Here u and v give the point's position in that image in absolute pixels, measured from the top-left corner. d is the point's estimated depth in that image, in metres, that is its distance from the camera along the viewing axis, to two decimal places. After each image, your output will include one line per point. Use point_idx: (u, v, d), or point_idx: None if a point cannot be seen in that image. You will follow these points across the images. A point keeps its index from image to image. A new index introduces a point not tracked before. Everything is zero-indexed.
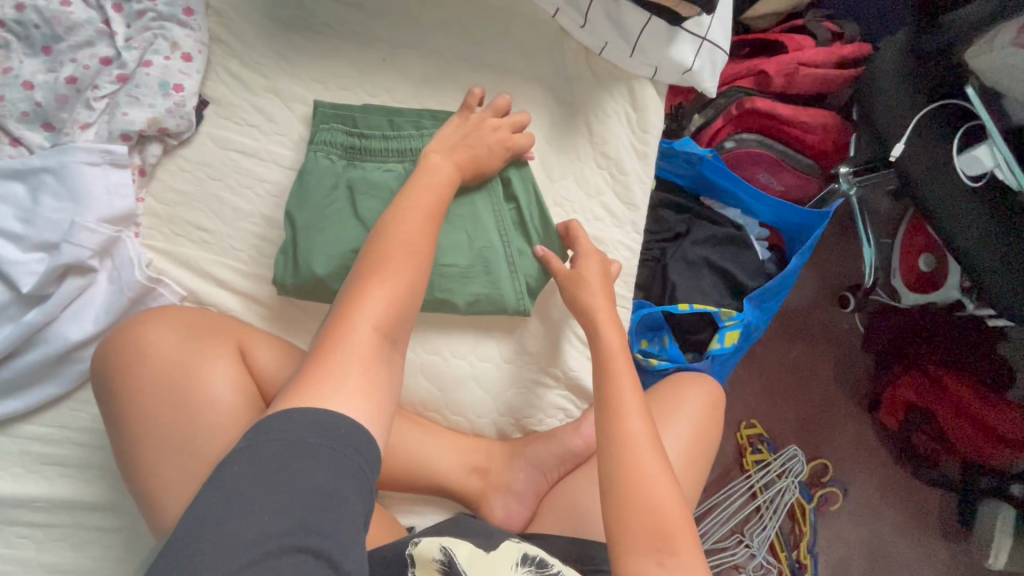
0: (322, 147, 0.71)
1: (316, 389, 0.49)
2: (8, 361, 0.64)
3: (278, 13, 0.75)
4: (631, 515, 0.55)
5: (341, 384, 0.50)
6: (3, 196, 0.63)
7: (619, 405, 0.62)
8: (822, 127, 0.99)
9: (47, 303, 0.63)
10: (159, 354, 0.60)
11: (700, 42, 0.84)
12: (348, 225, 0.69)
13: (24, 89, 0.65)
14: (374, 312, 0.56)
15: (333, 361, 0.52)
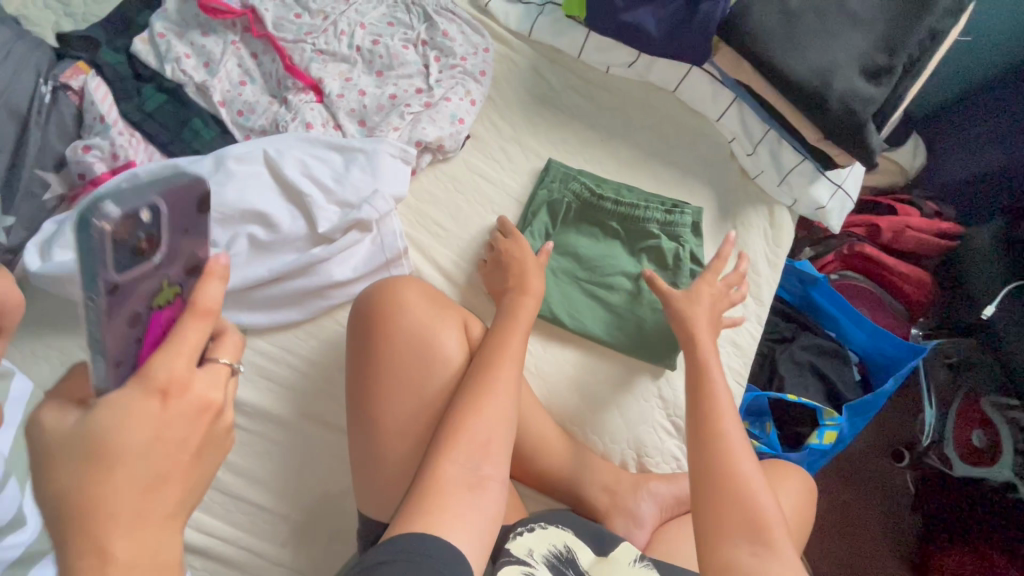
0: (570, 192, 0.93)
1: (458, 445, 0.63)
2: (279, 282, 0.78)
3: (534, 90, 0.99)
4: (725, 510, 0.65)
5: (464, 473, 0.61)
6: (326, 160, 0.82)
7: (718, 444, 0.70)
8: (918, 282, 1.17)
9: (331, 245, 0.79)
10: (415, 312, 0.74)
11: (836, 188, 1.05)
12: (565, 255, 0.93)
13: (358, 94, 0.88)
14: (511, 358, 0.71)
15: (486, 397, 0.66)
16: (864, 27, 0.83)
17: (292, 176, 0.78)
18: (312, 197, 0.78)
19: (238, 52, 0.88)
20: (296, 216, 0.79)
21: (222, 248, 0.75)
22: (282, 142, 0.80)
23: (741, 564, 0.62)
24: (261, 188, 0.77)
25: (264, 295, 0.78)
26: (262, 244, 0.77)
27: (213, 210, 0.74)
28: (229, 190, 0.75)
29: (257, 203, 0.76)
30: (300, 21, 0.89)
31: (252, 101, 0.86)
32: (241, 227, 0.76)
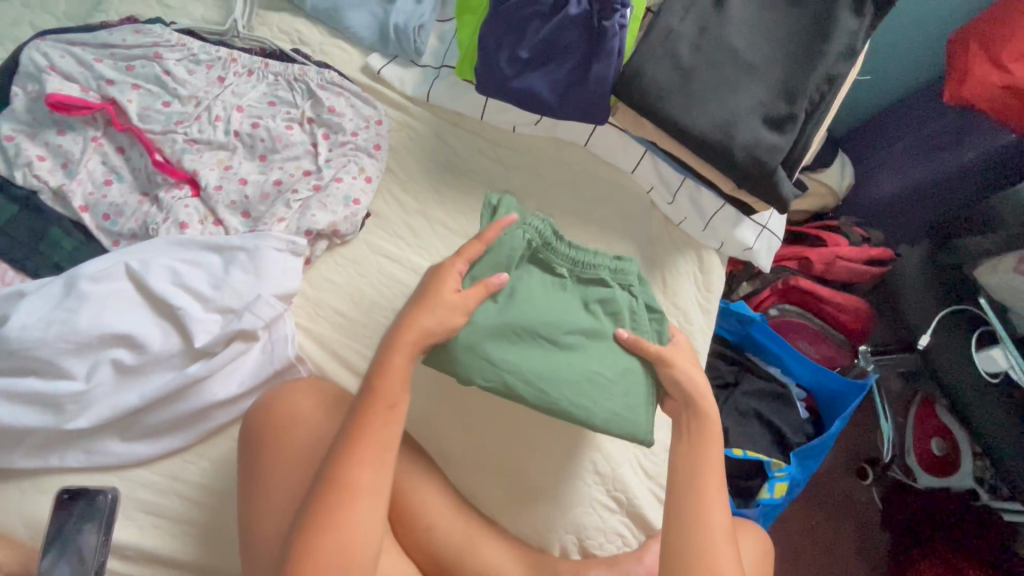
0: (520, 228, 0.73)
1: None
2: (155, 408, 0.71)
3: (437, 157, 0.93)
4: None
5: None
6: (202, 263, 0.74)
7: (701, 545, 0.63)
8: (854, 311, 1.15)
9: (210, 360, 0.71)
10: (297, 410, 0.67)
11: (761, 228, 1.02)
12: (522, 312, 0.70)
13: (239, 183, 0.81)
14: (374, 440, 0.61)
15: (350, 497, 0.58)
16: (761, 74, 0.79)
17: (159, 289, 0.70)
18: (183, 309, 0.71)
19: (101, 149, 0.80)
20: (167, 331, 0.71)
21: (82, 381, 0.67)
22: (149, 251, 0.73)
23: None
24: (121, 305, 0.69)
25: (142, 424, 0.71)
26: (128, 368, 0.68)
27: (64, 340, 0.66)
28: (83, 316, 0.67)
29: (119, 326, 0.68)
30: (169, 109, 0.82)
31: (119, 202, 0.78)
32: (102, 354, 0.68)
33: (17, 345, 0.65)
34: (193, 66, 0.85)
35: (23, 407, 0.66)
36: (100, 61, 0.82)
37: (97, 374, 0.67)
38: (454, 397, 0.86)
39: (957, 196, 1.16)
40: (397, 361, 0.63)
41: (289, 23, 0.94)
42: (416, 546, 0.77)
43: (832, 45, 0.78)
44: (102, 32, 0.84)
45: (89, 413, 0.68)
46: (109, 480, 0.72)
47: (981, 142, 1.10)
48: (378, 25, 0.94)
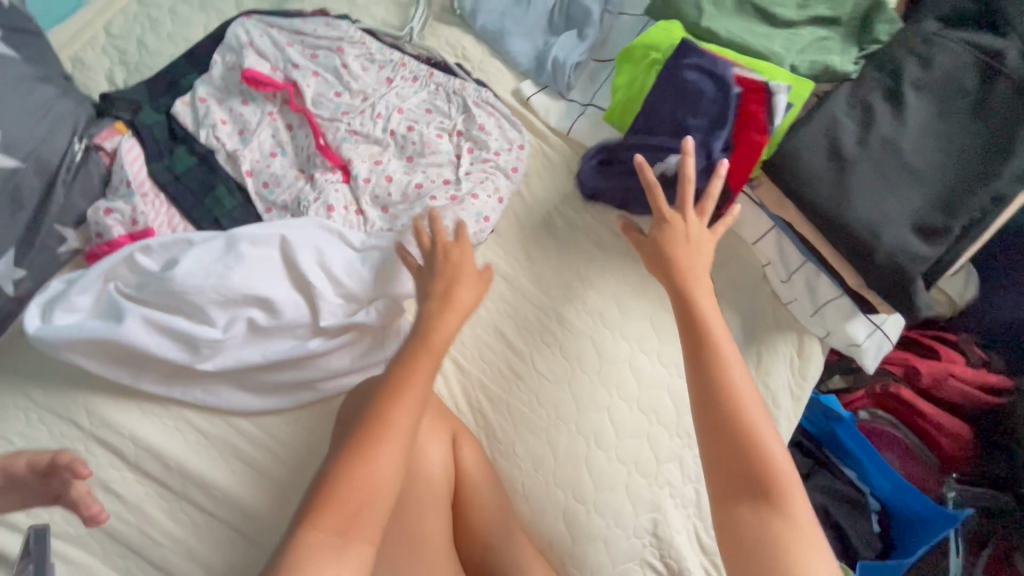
0: None
1: (336, 502, 0.57)
2: (272, 368, 0.77)
3: (567, 190, 0.95)
4: (747, 482, 0.62)
5: (337, 536, 0.56)
6: (341, 249, 0.80)
7: (725, 401, 0.66)
8: (955, 435, 1.07)
9: (330, 341, 0.77)
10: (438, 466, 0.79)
11: (874, 327, 0.98)
12: None
13: (385, 180, 0.87)
14: (409, 405, 0.62)
15: (374, 457, 0.59)
16: (923, 182, 0.77)
17: (304, 267, 0.76)
18: (319, 289, 0.76)
19: (273, 123, 0.88)
20: (299, 303, 0.76)
21: (219, 330, 0.74)
22: (303, 229, 0.79)
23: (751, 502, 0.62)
24: (268, 271, 0.75)
25: (258, 378, 0.77)
26: (260, 328, 0.75)
27: (216, 292, 0.72)
28: (235, 276, 0.73)
29: (263, 289, 0.74)
30: (339, 100, 0.89)
31: (279, 174, 0.86)
32: (242, 311, 0.74)
33: (178, 288, 0.71)
34: (367, 65, 0.92)
35: (168, 340, 0.73)
36: (290, 46, 0.90)
37: (237, 330, 0.73)
38: (532, 415, 0.86)
39: None
40: (447, 327, 0.70)
41: (457, 37, 1.00)
42: (466, 543, 0.83)
43: (1008, 167, 0.74)
44: (296, 19, 0.92)
45: (218, 358, 0.74)
46: (212, 420, 0.78)
47: None
48: (538, 55, 0.98)
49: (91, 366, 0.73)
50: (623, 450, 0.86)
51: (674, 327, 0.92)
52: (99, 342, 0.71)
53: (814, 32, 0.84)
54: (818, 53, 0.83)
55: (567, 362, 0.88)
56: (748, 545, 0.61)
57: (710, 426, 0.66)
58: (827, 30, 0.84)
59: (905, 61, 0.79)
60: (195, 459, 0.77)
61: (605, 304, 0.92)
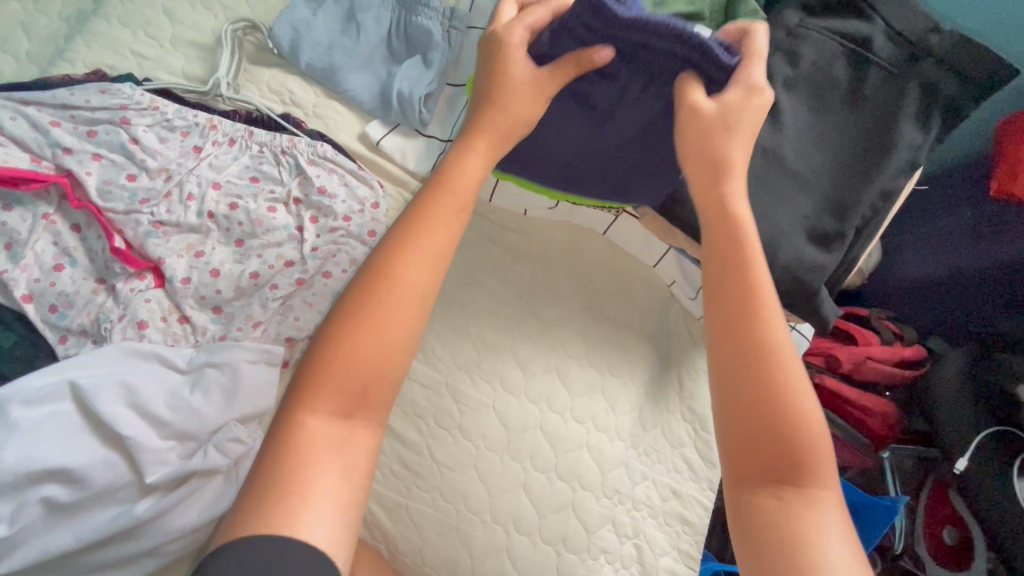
0: None
1: (330, 378, 0.47)
2: (93, 547, 0.61)
3: None
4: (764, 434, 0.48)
5: (337, 415, 0.47)
6: (162, 378, 0.65)
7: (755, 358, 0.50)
8: (882, 415, 1.06)
9: (163, 498, 0.62)
10: None
11: (789, 329, 0.92)
12: None
13: (210, 275, 0.71)
14: (421, 259, 0.51)
15: (384, 304, 0.49)
16: (809, 187, 0.70)
17: (109, 415, 0.60)
18: (134, 439, 0.61)
19: (52, 227, 0.70)
20: (113, 462, 0.61)
21: (4, 525, 0.57)
22: (104, 365, 0.63)
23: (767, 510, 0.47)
24: (58, 433, 0.59)
25: (78, 563, 0.61)
26: (62, 507, 0.59)
27: None
28: (9, 452, 0.56)
29: (53, 459, 0.58)
30: (133, 184, 0.72)
31: (69, 292, 0.68)
32: (30, 493, 0.57)
33: None
34: (167, 135, 0.75)
35: None
36: (56, 125, 0.71)
37: (25, 521, 0.57)
38: (436, 512, 0.75)
39: (988, 291, 0.99)
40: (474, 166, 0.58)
41: (280, 81, 0.84)
42: None
43: (890, 159, 0.69)
44: (60, 89, 0.73)
45: (11, 558, 0.58)
46: None
47: (1012, 242, 0.93)
48: (379, 89, 0.84)
49: None
50: (549, 529, 0.77)
51: (583, 374, 0.83)
52: None
53: None
54: None
55: (470, 445, 0.78)
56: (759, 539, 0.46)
57: (728, 379, 0.50)
58: (690, 26, 0.75)
59: (773, 58, 0.71)
60: None
61: (505, 365, 0.81)
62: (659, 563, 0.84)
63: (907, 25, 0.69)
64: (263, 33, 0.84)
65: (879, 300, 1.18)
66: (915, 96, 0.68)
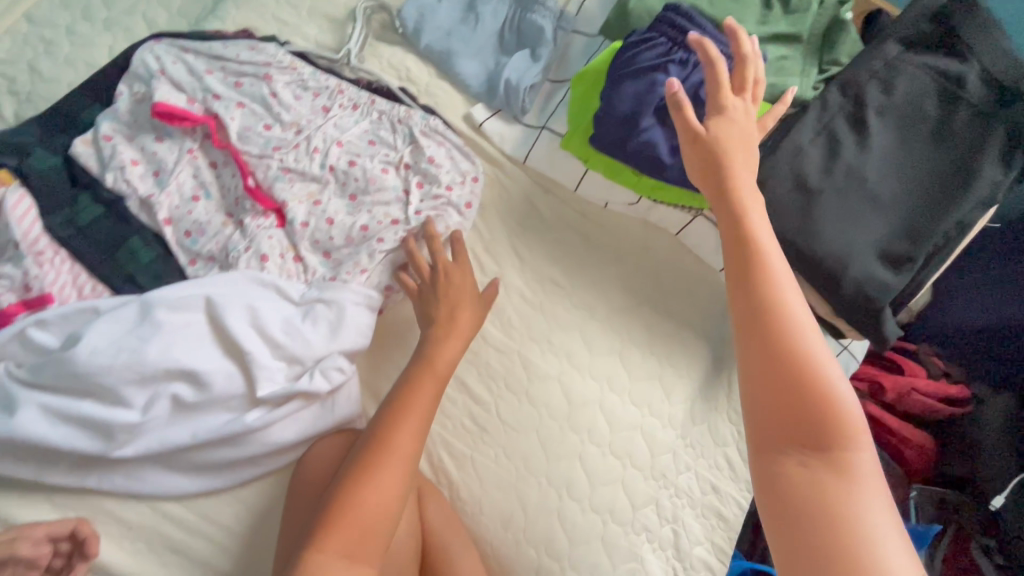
0: None
1: (341, 530, 0.57)
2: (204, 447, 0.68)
3: (524, 221, 0.89)
4: (785, 417, 0.52)
5: (344, 559, 0.56)
6: (279, 306, 0.72)
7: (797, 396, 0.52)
8: (919, 447, 1.09)
9: (270, 411, 0.68)
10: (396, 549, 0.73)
11: (840, 348, 0.97)
12: None
13: (326, 222, 0.78)
14: (408, 431, 0.64)
15: (374, 470, 0.61)
16: (888, 211, 0.75)
17: (236, 330, 0.68)
18: (254, 355, 0.68)
19: (194, 161, 0.78)
20: (231, 373, 0.68)
21: (138, 412, 0.65)
22: (233, 287, 0.70)
23: (793, 484, 0.50)
24: (190, 339, 0.67)
25: (189, 459, 0.68)
26: (187, 405, 0.66)
27: (130, 370, 0.63)
28: (152, 348, 0.64)
29: (186, 361, 0.65)
30: (268, 133, 0.80)
31: (202, 221, 0.76)
32: (164, 387, 0.65)
33: (83, 367, 0.62)
34: (303, 94, 0.83)
35: (75, 428, 0.64)
36: (210, 73, 0.80)
37: (156, 413, 0.65)
38: (497, 468, 0.81)
39: None
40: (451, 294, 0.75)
41: (400, 58, 0.92)
42: None
43: (971, 192, 0.73)
44: (216, 42, 0.82)
45: (139, 443, 0.65)
46: (136, 508, 0.69)
47: None
48: (488, 75, 0.91)
49: None
50: (598, 499, 0.82)
51: (643, 362, 0.88)
52: None
53: (776, 50, 0.79)
54: (780, 74, 0.78)
55: (533, 411, 0.83)
56: (789, 509, 0.49)
57: (750, 377, 0.54)
58: (788, 46, 0.80)
59: (867, 85, 0.76)
60: (117, 554, 0.68)
61: (572, 342, 0.87)
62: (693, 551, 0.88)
63: (1001, 71, 0.74)
64: (391, 13, 0.92)
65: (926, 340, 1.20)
66: (1001, 137, 0.73)
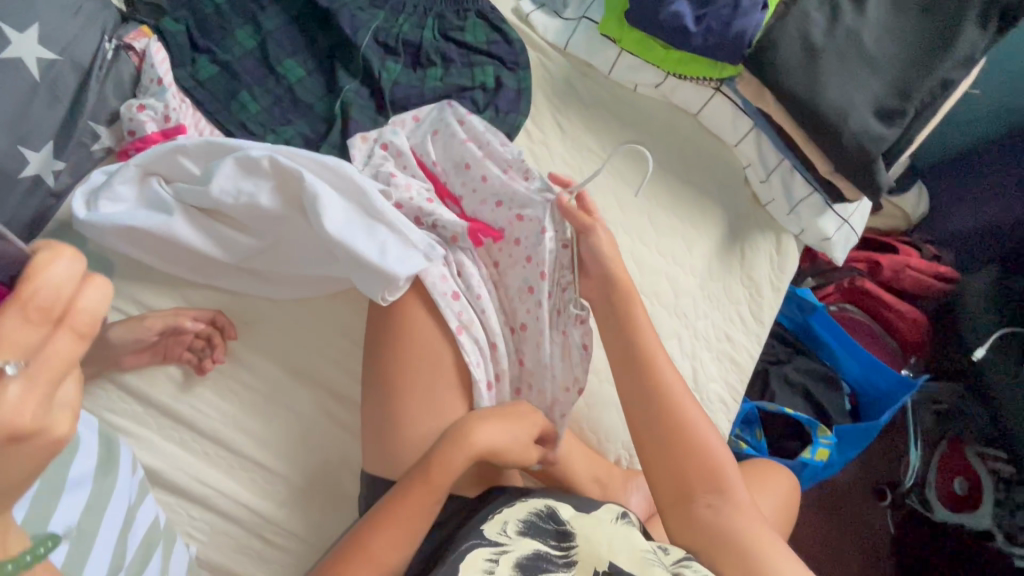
0: None
1: (391, 515, 0.65)
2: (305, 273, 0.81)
3: (565, 99, 1.03)
4: (693, 471, 0.71)
5: (407, 511, 0.65)
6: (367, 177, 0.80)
7: (672, 413, 0.73)
8: (913, 322, 1.21)
9: None
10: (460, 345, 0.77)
11: (842, 222, 1.09)
12: None
13: (400, 84, 0.93)
14: (456, 444, 0.68)
15: (444, 454, 0.67)
16: (881, 71, 0.88)
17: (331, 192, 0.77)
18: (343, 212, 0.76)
19: (289, 34, 0.93)
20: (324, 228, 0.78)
21: (255, 238, 0.79)
22: (315, 158, 0.76)
23: (711, 519, 0.68)
24: (284, 188, 0.76)
25: (292, 274, 0.82)
26: (291, 241, 0.79)
27: (248, 208, 0.76)
28: (264, 196, 0.75)
29: (291, 210, 0.76)
30: (350, 11, 0.94)
31: (298, 81, 0.91)
32: (274, 226, 0.78)
33: (211, 198, 0.75)
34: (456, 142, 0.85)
35: (206, 239, 0.78)
36: None
37: (271, 238, 0.78)
38: None
39: None
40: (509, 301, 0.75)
41: None
42: None
43: (957, 49, 0.86)
44: None
45: (256, 259, 0.80)
46: (251, 307, 0.83)
47: None
48: None
49: (135, 254, 0.78)
50: None
51: (666, 220, 1.02)
52: (144, 229, 0.76)
53: None
54: None
55: None
56: (701, 518, 0.68)
57: (661, 441, 0.72)
58: None
59: None
60: (241, 343, 0.82)
61: (607, 203, 1.01)
62: (709, 387, 1.02)
63: None
64: None
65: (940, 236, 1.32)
66: (977, 5, 0.86)
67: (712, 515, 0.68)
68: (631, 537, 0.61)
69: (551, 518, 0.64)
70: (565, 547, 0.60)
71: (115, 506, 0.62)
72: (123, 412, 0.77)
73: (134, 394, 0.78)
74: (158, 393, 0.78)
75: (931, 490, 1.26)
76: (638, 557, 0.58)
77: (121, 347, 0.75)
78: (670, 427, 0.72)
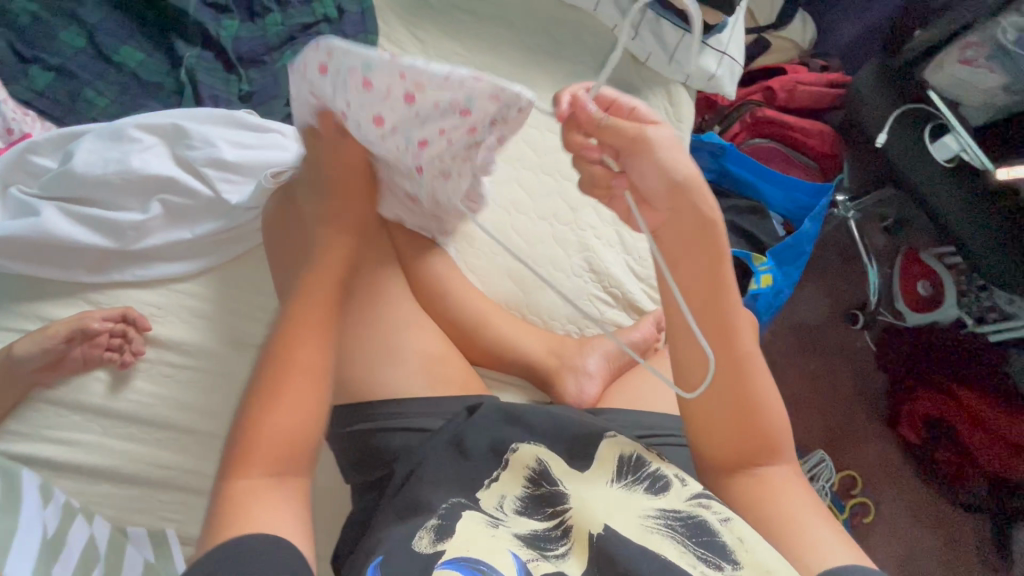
0: None
1: (255, 452, 0.56)
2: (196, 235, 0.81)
3: (415, 13, 1.03)
4: (744, 443, 0.59)
5: (272, 474, 0.56)
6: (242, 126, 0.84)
7: (738, 371, 0.58)
8: (819, 134, 1.25)
9: (240, 195, 0.81)
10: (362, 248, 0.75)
11: (721, 55, 1.07)
12: None
13: (243, 38, 0.93)
14: (315, 345, 0.62)
15: (287, 383, 0.59)
16: None
17: (201, 138, 0.81)
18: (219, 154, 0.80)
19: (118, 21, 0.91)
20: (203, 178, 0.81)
21: (138, 213, 0.79)
22: (192, 112, 0.84)
23: (749, 488, 0.59)
24: (164, 147, 0.81)
25: (187, 244, 0.82)
26: (175, 206, 0.80)
27: (119, 177, 0.77)
28: (132, 160, 0.78)
29: (162, 167, 0.79)
30: None
31: (140, 62, 0.90)
32: (153, 193, 0.79)
33: (80, 178, 0.76)
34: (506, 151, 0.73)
35: (89, 231, 0.78)
36: None
37: (152, 205, 0.79)
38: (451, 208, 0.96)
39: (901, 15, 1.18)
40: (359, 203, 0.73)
41: None
42: (451, 328, 0.85)
43: None
44: None
45: (146, 238, 0.80)
46: (159, 291, 0.83)
47: None
48: None
49: (22, 268, 0.77)
50: (541, 207, 0.99)
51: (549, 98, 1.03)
52: (21, 236, 0.75)
53: None
54: None
55: None
56: (746, 490, 0.59)
57: (722, 407, 0.58)
58: None
59: None
60: (157, 326, 0.81)
61: None
62: (640, 246, 1.01)
63: None
64: None
65: (836, 50, 1.35)
66: None
67: (753, 483, 0.59)
68: (631, 500, 0.57)
69: (545, 479, 0.61)
70: (562, 528, 0.57)
71: (27, 530, 0.64)
72: (61, 424, 0.77)
73: (66, 404, 0.77)
74: (91, 396, 0.78)
75: (899, 297, 1.38)
76: (638, 529, 0.54)
77: (33, 358, 0.74)
78: (737, 397, 0.58)
